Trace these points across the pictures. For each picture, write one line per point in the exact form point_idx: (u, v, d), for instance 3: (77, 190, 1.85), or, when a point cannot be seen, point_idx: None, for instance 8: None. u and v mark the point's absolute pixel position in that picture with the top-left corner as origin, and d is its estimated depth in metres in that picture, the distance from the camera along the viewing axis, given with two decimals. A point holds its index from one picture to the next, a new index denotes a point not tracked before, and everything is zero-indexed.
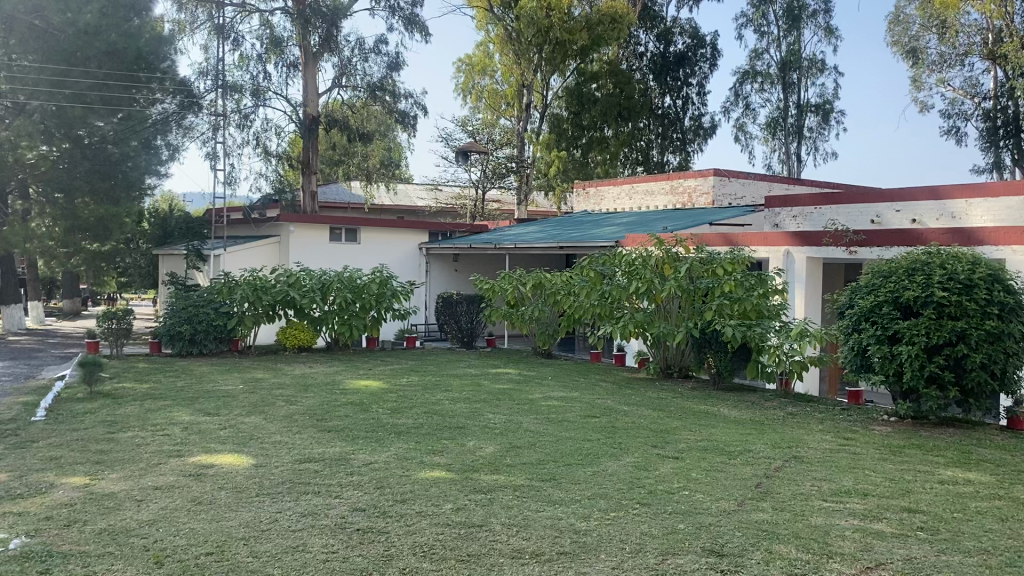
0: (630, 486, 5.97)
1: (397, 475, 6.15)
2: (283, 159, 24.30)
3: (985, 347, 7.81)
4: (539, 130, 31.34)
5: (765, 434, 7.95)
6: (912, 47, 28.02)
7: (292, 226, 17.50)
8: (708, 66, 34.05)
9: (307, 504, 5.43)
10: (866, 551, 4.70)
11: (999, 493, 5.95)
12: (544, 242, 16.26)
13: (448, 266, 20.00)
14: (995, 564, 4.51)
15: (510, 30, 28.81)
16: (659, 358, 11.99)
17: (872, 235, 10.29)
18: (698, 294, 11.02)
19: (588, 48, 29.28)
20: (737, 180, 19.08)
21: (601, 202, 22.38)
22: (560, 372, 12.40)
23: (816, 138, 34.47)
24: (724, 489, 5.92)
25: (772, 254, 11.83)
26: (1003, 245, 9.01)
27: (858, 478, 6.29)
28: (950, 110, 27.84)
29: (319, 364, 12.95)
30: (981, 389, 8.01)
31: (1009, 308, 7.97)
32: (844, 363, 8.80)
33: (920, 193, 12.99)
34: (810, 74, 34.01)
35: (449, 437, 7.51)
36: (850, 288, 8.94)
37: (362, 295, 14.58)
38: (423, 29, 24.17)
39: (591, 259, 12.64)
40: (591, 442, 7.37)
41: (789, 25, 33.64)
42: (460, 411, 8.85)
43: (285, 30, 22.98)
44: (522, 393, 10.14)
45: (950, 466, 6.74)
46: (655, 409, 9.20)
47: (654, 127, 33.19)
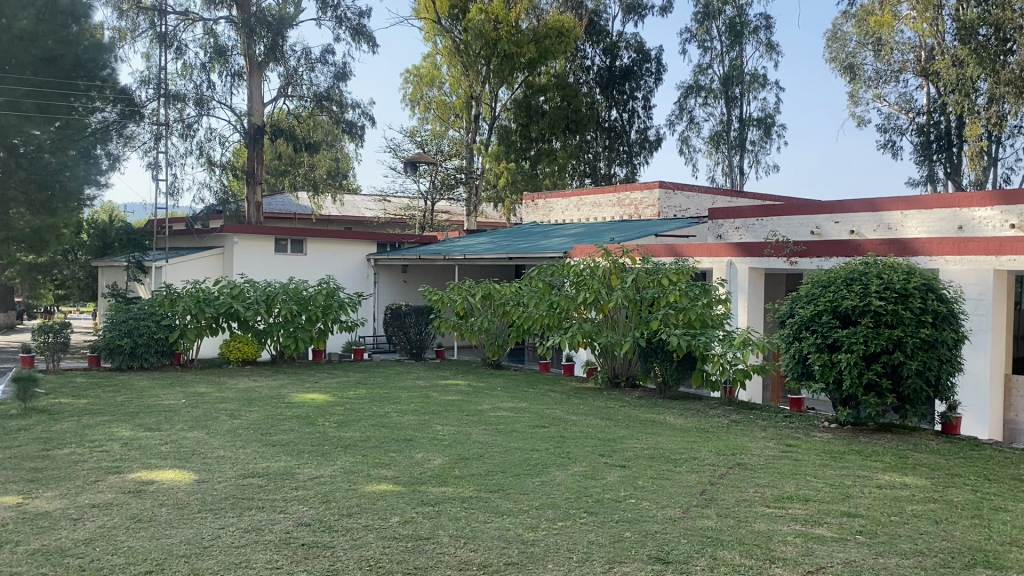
0: (577, 495, 6.00)
1: (343, 489, 6.08)
2: (226, 169, 23.92)
3: (921, 354, 8.05)
4: (488, 141, 31.36)
5: (710, 442, 8.07)
6: (850, 63, 28.74)
7: (236, 237, 17.14)
8: (653, 80, 34.42)
9: (250, 520, 5.34)
10: (808, 555, 4.79)
11: (934, 497, 6.12)
12: (493, 252, 16.29)
13: (396, 277, 19.92)
14: (929, 564, 4.65)
15: (458, 41, 29.10)
16: (607, 368, 12.07)
17: (812, 245, 10.54)
18: (645, 304, 11.14)
19: (536, 61, 29.58)
20: (682, 193, 19.39)
21: (550, 214, 22.46)
22: (510, 383, 12.38)
23: (758, 151, 35.11)
24: (670, 497, 5.99)
25: (715, 265, 12.03)
26: (937, 255, 9.33)
27: (800, 484, 6.41)
28: (886, 125, 28.65)
29: (264, 378, 12.73)
30: (917, 395, 8.24)
31: (943, 316, 8.22)
32: (786, 371, 9.01)
33: (857, 204, 13.39)
34: (752, 88, 34.67)
35: (397, 449, 7.47)
36: (791, 297, 9.13)
37: (308, 307, 14.41)
38: (370, 40, 24.10)
39: (540, 269, 12.69)
40: (539, 452, 7.39)
41: (731, 41, 34.30)
42: (409, 423, 8.79)
43: (229, 39, 22.73)
44: (471, 405, 10.12)
45: (887, 471, 6.93)
46: (603, 419, 9.26)
47: (601, 140, 33.72)
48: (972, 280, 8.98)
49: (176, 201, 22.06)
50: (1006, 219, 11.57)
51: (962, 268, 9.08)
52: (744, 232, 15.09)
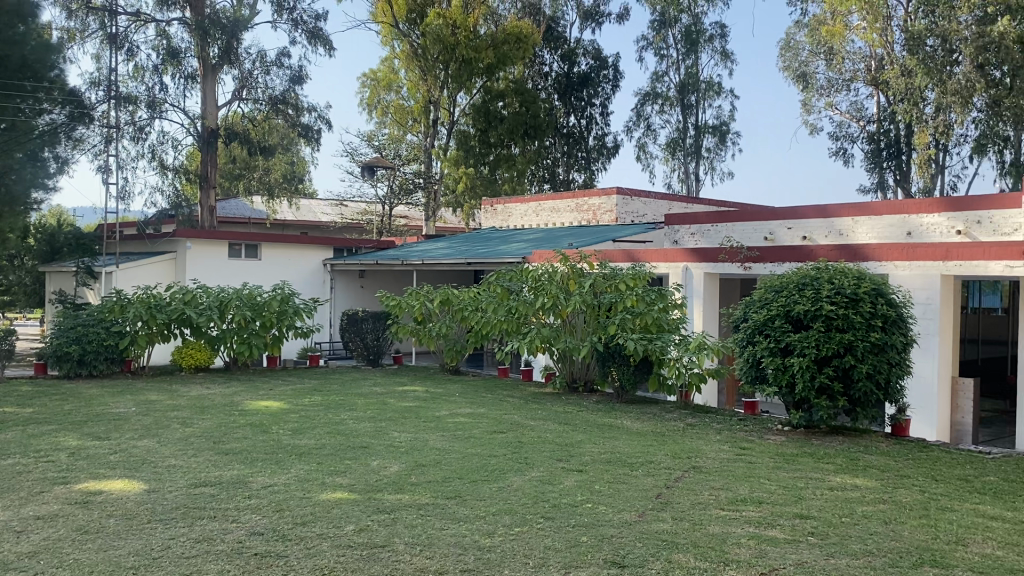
0: (534, 500, 6.01)
1: (298, 497, 6.01)
2: (180, 173, 23.55)
3: (871, 358, 8.22)
4: (447, 146, 31.29)
5: (666, 445, 8.14)
6: (803, 72, 29.05)
7: (189, 242, 16.84)
8: (611, 87, 34.63)
9: (202, 530, 5.24)
10: (761, 557, 4.85)
11: (883, 498, 6.24)
12: (451, 257, 16.25)
13: (353, 282, 19.83)
14: (878, 564, 4.73)
15: (416, 46, 29.05)
16: (565, 373, 12.11)
17: (765, 251, 10.70)
18: (602, 309, 11.21)
19: (494, 66, 29.62)
20: (640, 199, 19.58)
21: (509, 219, 22.49)
22: (468, 389, 12.34)
23: (713, 158, 35.52)
24: (626, 501, 6.02)
25: (671, 270, 12.16)
26: (887, 260, 9.53)
27: (753, 487, 6.49)
28: (838, 133, 29.22)
29: (217, 385, 12.53)
30: (867, 397, 8.41)
31: (892, 320, 8.40)
32: (740, 375, 9.13)
33: (809, 211, 13.64)
34: (708, 96, 35.09)
35: (353, 457, 7.40)
36: (744, 302, 9.24)
37: (262, 313, 14.24)
38: (327, 43, 23.92)
39: (498, 274, 12.64)
40: (496, 458, 7.38)
41: (687, 48, 34.70)
42: (365, 430, 8.73)
43: (182, 40, 22.35)
44: (429, 411, 10.08)
45: (839, 473, 7.04)
46: (561, 424, 9.28)
47: (560, 146, 33.90)
48: (920, 284, 9.19)
49: (127, 206, 21.67)
50: (953, 225, 11.91)
51: (911, 273, 9.30)
52: (699, 237, 15.27)
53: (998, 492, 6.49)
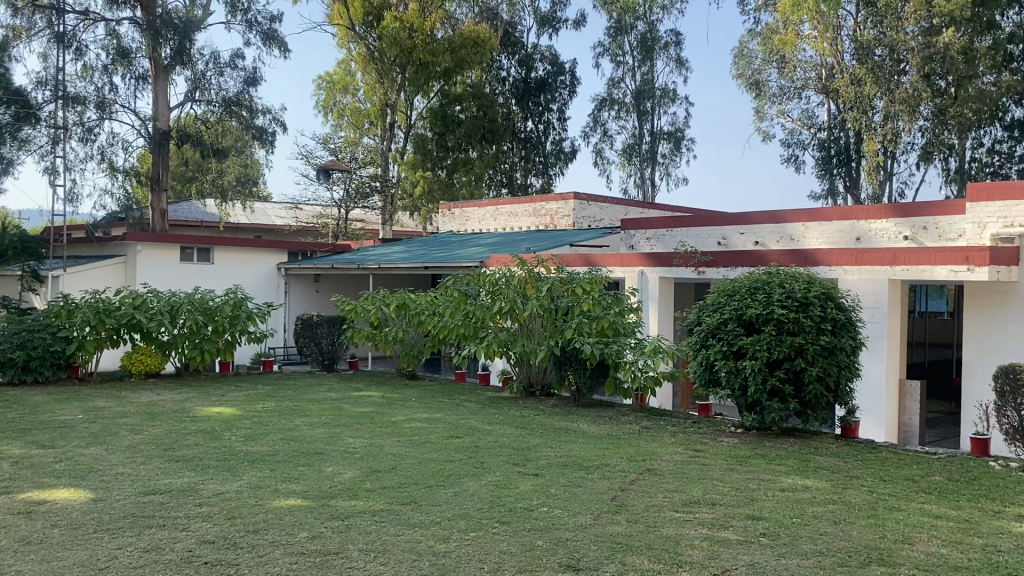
0: (490, 505, 6.00)
1: (249, 505, 5.92)
2: (130, 175, 23.09)
3: (821, 361, 8.40)
4: (404, 150, 31.14)
5: (621, 448, 8.18)
6: (755, 80, 29.55)
7: (139, 245, 16.55)
8: (568, 93, 34.88)
9: (151, 539, 5.14)
10: (714, 559, 4.91)
11: (833, 498, 6.36)
12: (408, 262, 16.17)
13: (308, 286, 19.67)
14: (827, 564, 4.81)
15: (372, 49, 28.88)
16: (522, 377, 12.12)
17: (718, 256, 10.84)
18: (559, 313, 11.26)
19: (451, 70, 29.56)
20: (597, 204, 19.68)
21: (466, 223, 22.44)
22: (424, 394, 12.29)
23: (669, 164, 35.90)
24: (581, 504, 6.04)
25: (627, 275, 12.25)
26: (836, 266, 9.72)
27: (706, 489, 6.57)
28: (789, 140, 29.74)
29: (168, 391, 12.31)
30: (818, 400, 8.59)
31: (841, 324, 8.61)
32: (694, 378, 9.23)
33: (761, 216, 13.85)
34: (663, 103, 35.48)
35: (306, 463, 7.32)
36: (698, 306, 9.32)
37: (214, 318, 14.01)
38: (282, 44, 23.69)
39: (456, 279, 12.40)
40: (453, 463, 7.36)
41: (643, 56, 35.08)
42: (320, 436, 8.64)
43: (133, 40, 21.96)
44: (385, 416, 10.02)
45: (790, 474, 7.14)
46: (517, 428, 9.29)
47: (517, 150, 33.93)
48: (868, 289, 9.40)
49: (75, 208, 21.16)
50: (900, 231, 12.18)
51: (859, 278, 9.49)
52: (655, 242, 15.42)
53: (943, 491, 6.65)
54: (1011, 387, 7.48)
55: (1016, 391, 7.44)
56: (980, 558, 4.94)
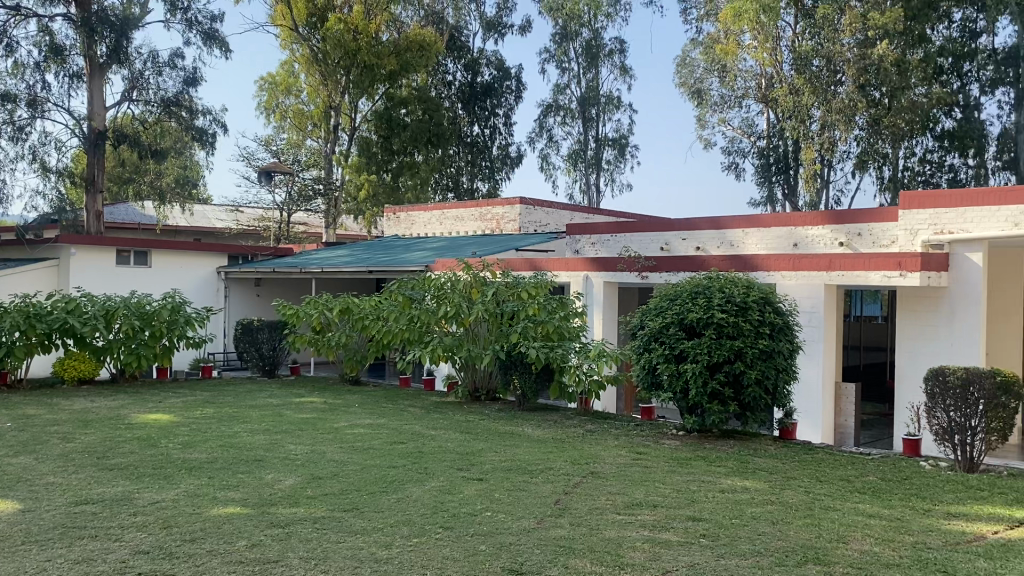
0: (434, 510, 5.97)
1: (186, 513, 5.79)
2: (63, 176, 22.47)
3: (759, 364, 8.58)
4: (349, 152, 30.83)
5: (565, 452, 8.23)
6: (697, 88, 30.07)
7: (73, 248, 16.07)
8: (514, 98, 34.98)
9: (82, 550, 4.99)
10: (654, 560, 4.96)
11: (772, 499, 6.49)
12: (353, 266, 16.02)
13: (249, 290, 19.37)
14: (765, 564, 4.90)
15: (316, 50, 28.52)
16: (467, 382, 12.12)
17: (661, 261, 10.98)
18: (504, 317, 11.28)
19: (396, 73, 29.35)
20: (542, 209, 19.81)
21: (412, 227, 22.32)
22: (367, 399, 12.17)
23: (613, 170, 36.22)
24: (525, 508, 6.06)
25: (572, 279, 12.33)
26: (774, 271, 9.93)
27: (649, 491, 6.64)
28: (730, 148, 30.31)
29: (102, 398, 11.97)
30: (757, 403, 8.76)
31: (779, 327, 8.80)
32: (637, 381, 9.34)
33: (702, 222, 14.10)
34: (607, 110, 35.84)
35: (246, 470, 7.19)
36: (641, 310, 9.42)
37: (151, 323, 13.68)
38: (223, 44, 23.30)
39: (400, 283, 12.40)
40: (396, 469, 7.31)
41: (588, 62, 35.41)
42: (260, 443, 8.49)
43: (67, 38, 21.37)
44: (327, 423, 9.89)
45: (729, 476, 7.28)
46: (462, 433, 9.28)
47: (463, 154, 33.94)
48: (805, 293, 9.62)
49: (5, 210, 20.49)
50: (836, 237, 12.49)
51: (797, 282, 9.71)
52: (599, 247, 15.58)
53: (876, 491, 6.83)
54: (941, 389, 7.70)
55: (946, 394, 7.67)
56: (911, 555, 5.09)
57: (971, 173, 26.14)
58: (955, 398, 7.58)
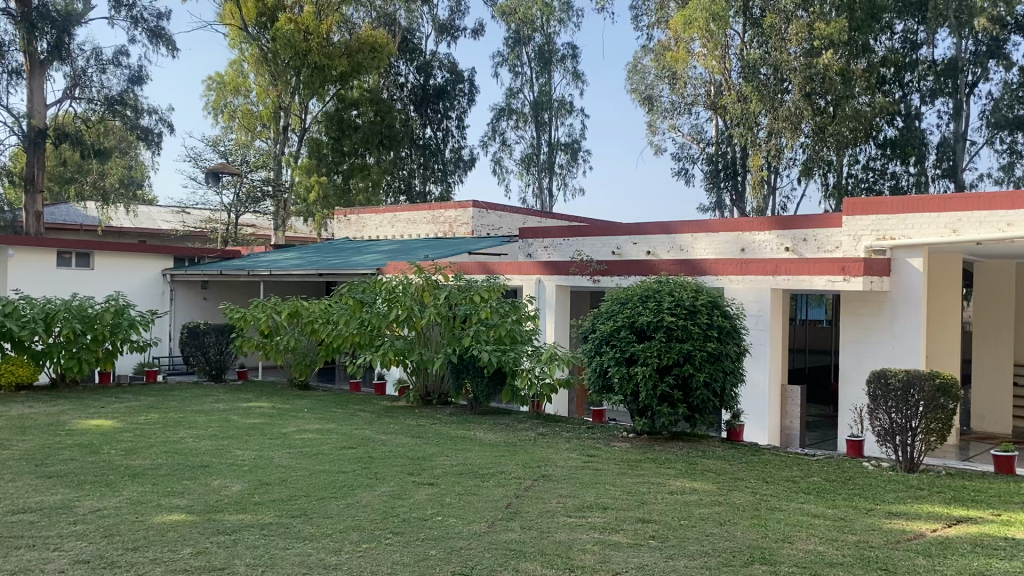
0: (384, 515, 5.93)
1: (129, 521, 5.65)
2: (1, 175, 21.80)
3: (708, 367, 8.71)
4: (298, 153, 30.49)
5: (516, 455, 8.24)
6: (648, 95, 30.46)
7: (11, 249, 15.57)
8: (466, 101, 34.96)
9: (19, 561, 4.84)
10: (604, 562, 4.99)
11: (720, 500, 6.58)
12: (303, 268, 15.83)
13: (195, 294, 19.02)
14: (713, 564, 4.97)
15: (266, 50, 28.17)
16: (419, 386, 12.07)
17: (612, 265, 11.06)
18: (457, 321, 11.26)
19: (347, 74, 29.11)
20: (495, 212, 19.82)
21: (363, 229, 22.13)
22: (317, 404, 12.02)
23: (566, 175, 36.43)
24: (476, 512, 6.05)
25: (524, 282, 12.36)
26: (723, 275, 10.07)
27: (599, 493, 6.68)
28: (680, 154, 30.67)
29: (42, 404, 11.61)
30: (705, 404, 8.90)
31: (727, 331, 8.94)
32: (588, 384, 9.40)
33: (653, 227, 14.25)
34: (559, 115, 36.02)
35: (191, 477, 7.05)
36: (592, 314, 9.49)
37: (93, 326, 13.37)
38: (170, 43, 22.90)
39: (351, 287, 12.20)
40: (345, 474, 7.24)
41: (541, 67, 35.59)
42: (206, 449, 8.34)
43: (6, 33, 20.74)
44: (275, 428, 9.75)
45: (678, 477, 7.36)
46: (413, 437, 9.21)
47: (416, 157, 33.84)
48: (752, 298, 9.79)
49: None
50: (782, 242, 12.72)
51: (744, 287, 9.86)
52: (551, 251, 15.63)
53: (820, 491, 6.98)
54: (882, 391, 7.90)
55: (888, 395, 7.86)
56: (853, 554, 5.20)
57: (911, 181, 26.90)
58: (896, 399, 7.77)
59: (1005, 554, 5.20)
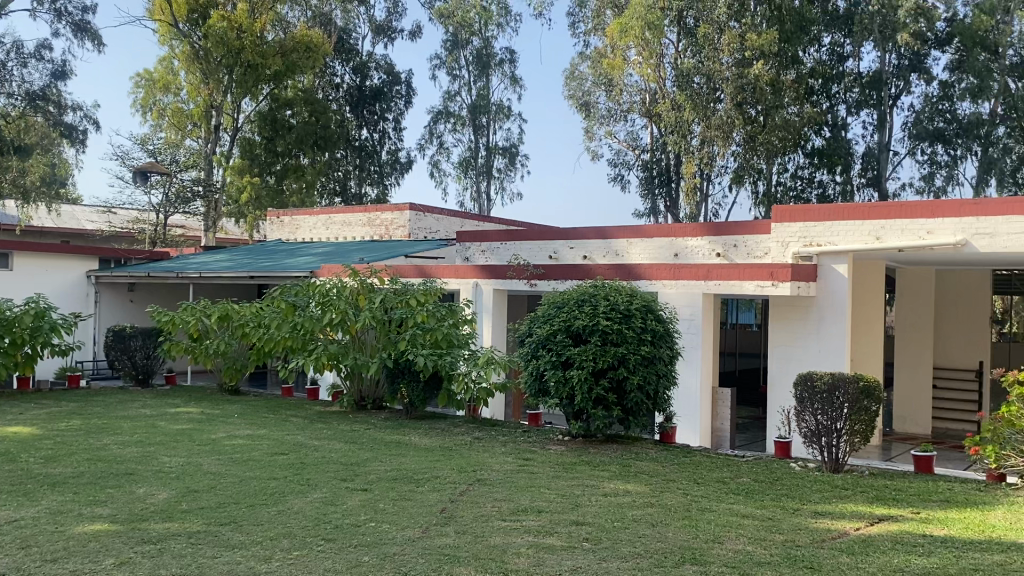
0: (316, 522, 5.84)
1: (47, 532, 5.45)
2: None
3: (641, 370, 8.84)
4: (230, 153, 29.94)
5: (451, 460, 8.21)
6: (585, 101, 30.77)
7: None
8: (403, 103, 34.74)
9: None
10: (538, 566, 5.01)
11: (652, 501, 6.68)
12: (235, 271, 15.51)
13: (121, 296, 18.49)
14: (645, 565, 5.04)
15: (197, 47, 27.59)
16: (353, 391, 11.92)
17: (549, 269, 11.12)
18: (392, 324, 11.17)
19: (282, 74, 28.66)
20: (432, 215, 19.72)
21: (296, 232, 21.80)
22: (248, 410, 11.77)
23: (503, 179, 36.53)
24: (410, 518, 6.00)
25: (461, 286, 12.33)
26: (657, 279, 10.20)
27: (533, 496, 6.71)
28: (616, 160, 31.01)
29: None
30: (639, 407, 9.02)
31: (660, 334, 9.08)
32: (524, 387, 9.44)
33: (589, 232, 14.38)
34: (497, 119, 36.12)
35: (115, 485, 6.84)
36: (529, 318, 9.52)
37: (12, 330, 12.88)
38: (95, 37, 22.25)
39: (283, 289, 12.02)
40: (277, 481, 7.11)
41: (479, 71, 35.64)
42: (131, 456, 8.10)
43: None
44: (204, 434, 9.52)
45: (612, 480, 7.43)
46: (347, 443, 9.09)
47: (351, 159, 33.51)
48: (685, 302, 9.96)
49: None
50: (713, 248, 12.97)
51: (677, 291, 10.02)
52: (489, 255, 15.65)
53: (749, 491, 7.14)
54: (809, 394, 8.11)
55: (814, 398, 8.07)
56: (781, 553, 5.33)
57: (838, 189, 27.75)
58: (822, 401, 7.99)
59: (923, 550, 5.40)
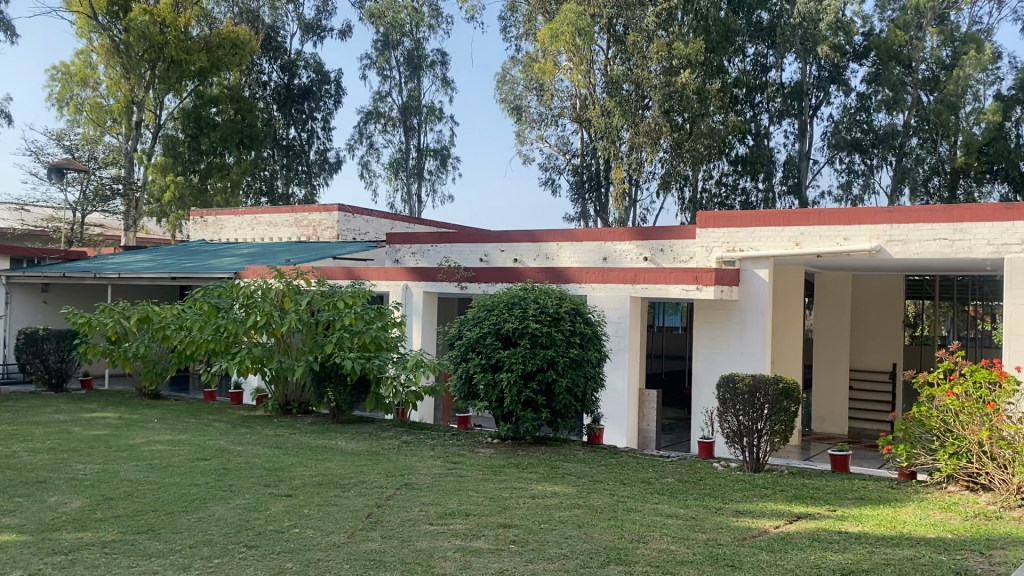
0: (238, 529, 5.72)
1: None
2: None
3: (570, 372, 8.91)
4: (152, 151, 29.04)
5: (379, 464, 8.15)
6: (516, 105, 30.88)
7: None
8: (332, 103, 34.28)
9: None
10: (464, 569, 5.01)
11: (578, 502, 6.75)
12: (156, 271, 15.08)
13: (35, 297, 17.79)
14: (571, 567, 5.07)
15: (117, 40, 26.27)
16: (278, 395, 11.73)
17: (479, 272, 11.12)
18: (319, 327, 11.01)
19: (206, 70, 28.05)
20: (361, 216, 19.52)
21: (220, 232, 21.31)
22: (168, 414, 11.45)
23: (434, 180, 36.42)
24: (336, 523, 5.93)
25: (390, 288, 12.24)
26: (586, 282, 10.31)
27: (461, 499, 6.71)
28: (547, 164, 31.20)
29: None
30: (567, 409, 9.09)
31: (589, 337, 9.16)
32: (454, 391, 9.42)
33: (520, 235, 14.45)
34: (429, 120, 35.99)
35: (24, 494, 6.56)
36: (459, 321, 9.51)
37: None
38: (8, 28, 21.31)
39: (206, 291, 11.73)
40: (198, 487, 6.93)
41: (409, 72, 35.46)
42: (42, 463, 7.78)
43: None
44: (121, 439, 9.22)
45: (541, 482, 7.49)
46: (272, 448, 8.93)
47: (278, 158, 32.99)
48: (613, 305, 10.08)
49: None
50: (640, 252, 13.15)
51: (605, 294, 10.15)
52: (420, 257, 15.59)
53: (673, 491, 7.27)
54: (731, 395, 8.30)
55: (736, 399, 8.27)
56: (703, 552, 5.43)
57: (760, 197, 28.51)
58: (744, 402, 8.20)
59: (838, 546, 5.58)
